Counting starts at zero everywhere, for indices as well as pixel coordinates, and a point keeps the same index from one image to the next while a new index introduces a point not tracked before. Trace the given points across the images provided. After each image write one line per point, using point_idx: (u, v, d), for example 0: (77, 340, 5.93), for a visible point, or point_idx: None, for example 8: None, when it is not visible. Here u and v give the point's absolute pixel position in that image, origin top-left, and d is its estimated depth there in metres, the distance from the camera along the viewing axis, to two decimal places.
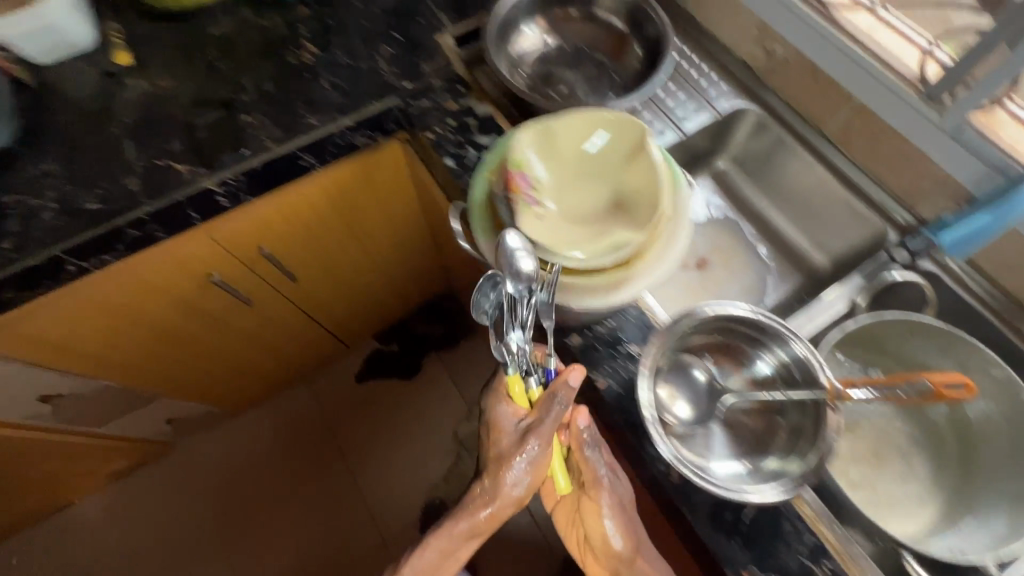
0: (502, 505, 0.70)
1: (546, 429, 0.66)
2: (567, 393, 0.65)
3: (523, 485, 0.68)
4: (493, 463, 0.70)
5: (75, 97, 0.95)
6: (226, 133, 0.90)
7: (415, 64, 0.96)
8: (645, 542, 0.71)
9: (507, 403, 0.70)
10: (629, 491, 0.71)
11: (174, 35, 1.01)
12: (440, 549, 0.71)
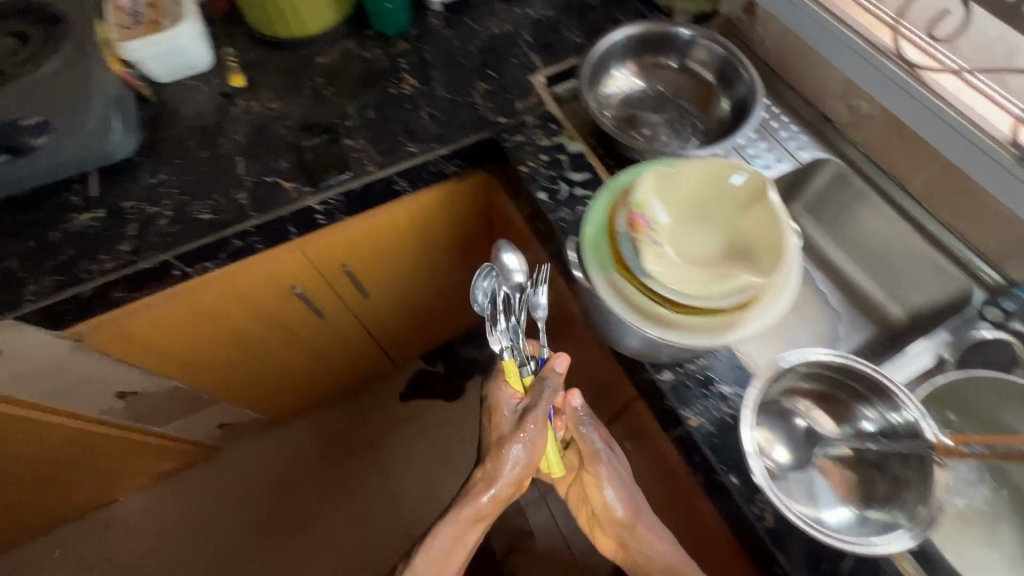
0: (504, 485, 0.80)
1: (539, 406, 0.78)
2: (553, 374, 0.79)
3: (519, 464, 0.79)
4: (493, 447, 0.81)
5: (192, 114, 1.02)
6: (331, 154, 0.95)
7: (510, 101, 1.01)
8: (645, 509, 0.82)
9: (504, 388, 0.83)
10: (621, 460, 0.85)
11: (283, 61, 1.08)
12: (449, 537, 0.78)
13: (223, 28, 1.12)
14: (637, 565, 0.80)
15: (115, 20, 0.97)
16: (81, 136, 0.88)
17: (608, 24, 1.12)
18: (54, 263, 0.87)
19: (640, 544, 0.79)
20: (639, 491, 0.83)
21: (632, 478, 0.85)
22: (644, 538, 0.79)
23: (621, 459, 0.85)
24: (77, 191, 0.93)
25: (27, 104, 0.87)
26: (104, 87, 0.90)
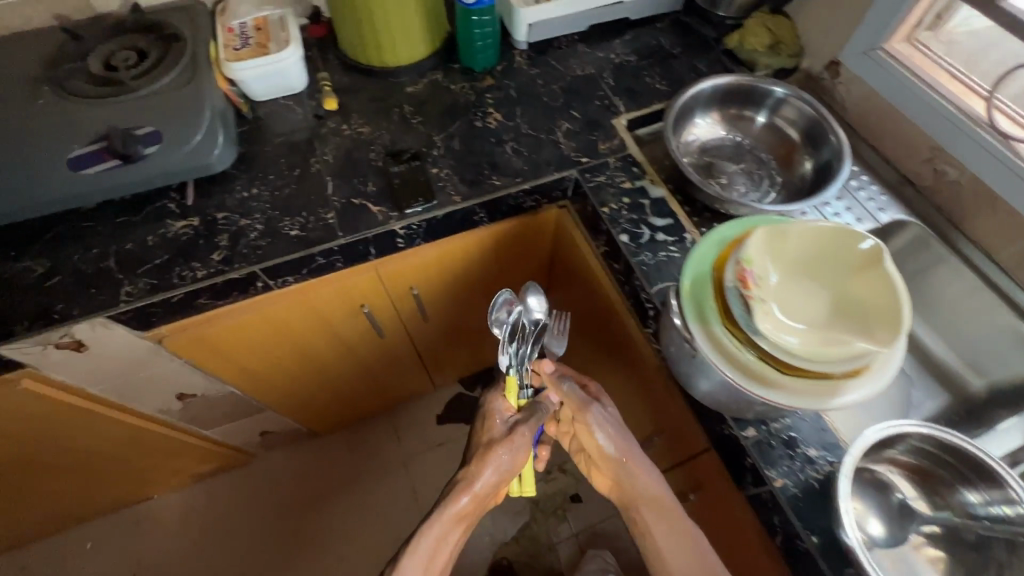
0: (483, 487, 0.84)
1: (530, 420, 0.89)
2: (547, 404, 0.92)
3: (495, 465, 0.85)
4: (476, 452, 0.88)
5: (286, 132, 1.06)
6: (417, 181, 0.98)
7: (592, 142, 1.03)
8: (634, 446, 0.88)
9: (500, 401, 0.92)
10: (604, 404, 0.92)
11: (374, 88, 1.12)
12: (434, 537, 0.79)
13: (318, 53, 1.17)
14: (630, 501, 0.84)
15: (224, 42, 1.03)
16: (187, 148, 0.92)
17: (690, 73, 1.14)
18: (148, 266, 0.89)
19: (629, 481, 0.84)
20: (624, 429, 0.88)
21: (618, 419, 0.90)
22: (632, 474, 0.84)
23: (606, 402, 0.92)
24: (173, 199, 0.96)
25: (142, 115, 0.92)
26: (213, 104, 0.95)
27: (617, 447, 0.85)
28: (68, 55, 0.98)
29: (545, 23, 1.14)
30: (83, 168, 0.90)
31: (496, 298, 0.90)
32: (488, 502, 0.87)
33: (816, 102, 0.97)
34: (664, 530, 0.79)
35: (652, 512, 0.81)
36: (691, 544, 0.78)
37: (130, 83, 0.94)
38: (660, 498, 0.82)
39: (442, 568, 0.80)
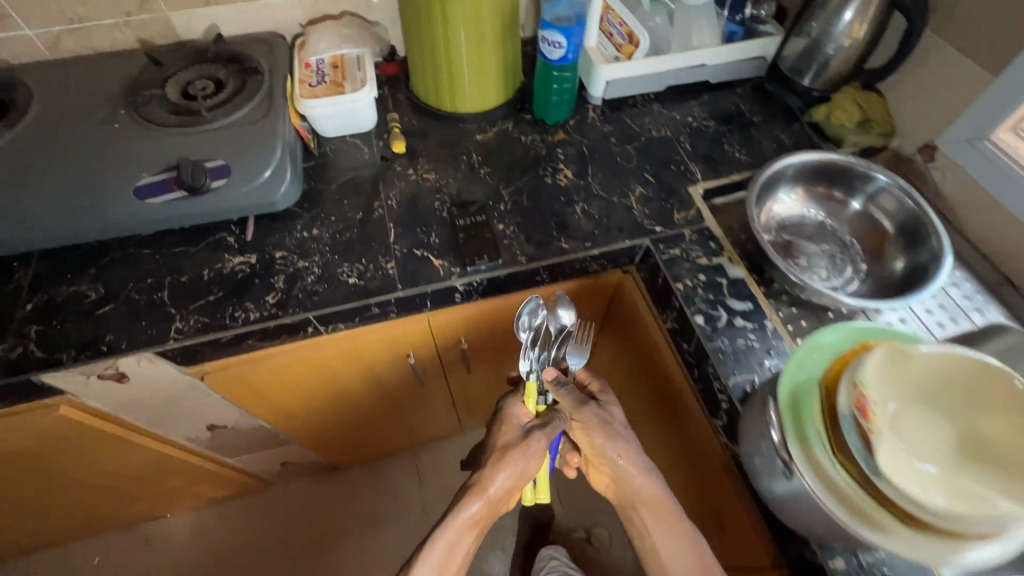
0: (496, 493, 0.83)
1: (551, 431, 0.86)
2: (564, 413, 0.89)
3: (508, 472, 0.83)
4: (490, 458, 0.86)
5: (351, 172, 1.04)
6: (482, 236, 0.94)
7: (666, 211, 0.98)
8: (638, 447, 0.86)
9: (518, 407, 0.92)
10: (607, 404, 0.90)
11: (442, 132, 1.10)
12: (447, 542, 0.79)
13: (390, 92, 1.16)
14: (626, 499, 0.84)
15: (300, 77, 1.02)
16: (254, 185, 0.91)
17: (772, 144, 1.09)
18: (202, 302, 0.86)
19: (626, 481, 0.83)
20: (626, 431, 0.87)
21: (621, 421, 0.88)
22: (631, 475, 0.83)
23: (608, 404, 0.90)
24: (233, 232, 0.94)
25: (213, 147, 0.91)
26: (284, 142, 0.94)
27: (616, 448, 0.84)
28: (147, 80, 0.98)
29: (623, 80, 1.10)
30: (149, 197, 0.88)
31: (526, 304, 0.91)
32: (501, 507, 0.86)
33: (922, 200, 0.90)
34: (666, 534, 0.78)
35: (650, 511, 0.80)
36: (691, 546, 0.77)
37: (205, 115, 0.92)
38: (663, 502, 0.81)
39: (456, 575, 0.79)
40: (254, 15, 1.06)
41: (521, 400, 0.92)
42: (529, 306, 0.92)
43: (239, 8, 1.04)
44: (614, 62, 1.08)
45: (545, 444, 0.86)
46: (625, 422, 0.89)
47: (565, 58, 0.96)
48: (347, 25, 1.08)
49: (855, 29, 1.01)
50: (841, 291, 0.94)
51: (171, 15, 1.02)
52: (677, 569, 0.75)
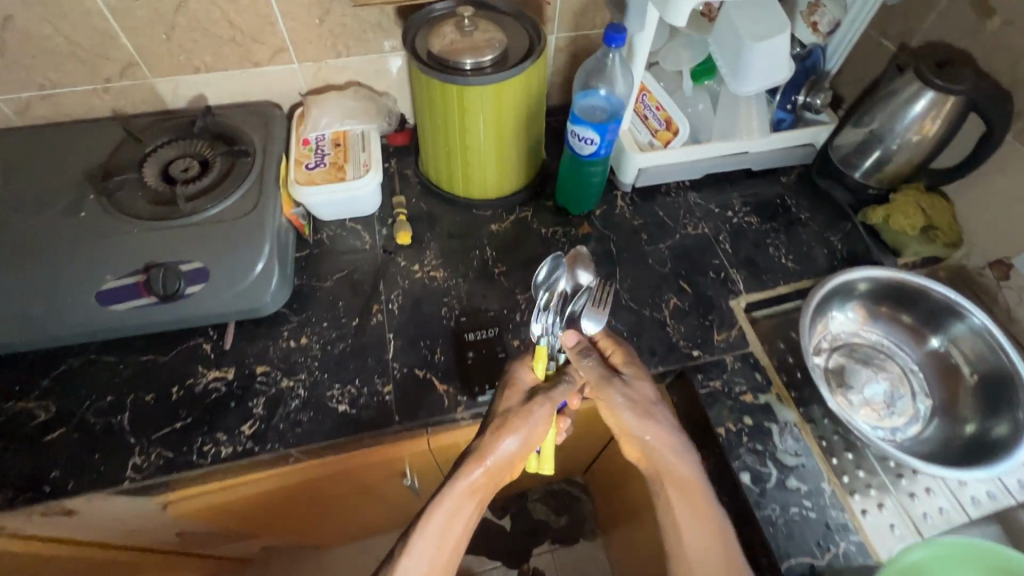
0: (501, 461, 0.66)
1: (559, 397, 0.70)
2: (573, 378, 0.72)
3: (518, 438, 0.67)
4: (490, 422, 0.69)
5: (350, 265, 0.92)
6: (494, 355, 0.82)
7: (704, 331, 0.86)
8: (671, 423, 0.69)
9: (523, 370, 0.73)
10: (631, 369, 0.72)
11: (454, 219, 0.98)
12: (441, 516, 0.63)
13: (397, 167, 1.04)
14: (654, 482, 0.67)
15: (296, 157, 0.91)
16: (236, 289, 0.79)
17: (822, 248, 0.97)
18: (167, 430, 0.75)
19: (655, 459, 0.67)
20: (654, 404, 0.69)
21: (652, 393, 0.70)
22: (663, 457, 0.66)
23: (633, 372, 0.72)
24: (209, 338, 0.82)
25: (191, 246, 0.79)
26: (273, 238, 0.82)
27: (646, 422, 0.67)
28: (123, 156, 0.86)
29: (657, 169, 0.98)
30: (113, 303, 0.77)
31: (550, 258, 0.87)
32: (504, 479, 0.69)
33: (1014, 355, 0.78)
34: (694, 527, 0.63)
35: (680, 498, 0.64)
36: (720, 541, 0.62)
37: (184, 207, 0.81)
38: (696, 489, 0.65)
39: (448, 565, 0.63)
40: (250, 83, 0.95)
41: (527, 362, 0.74)
42: (553, 263, 0.86)
43: (233, 75, 0.93)
44: (649, 150, 0.96)
45: (552, 408, 0.69)
46: (657, 393, 0.71)
47: (597, 154, 0.84)
48: (353, 96, 0.97)
49: (925, 126, 0.89)
50: (903, 438, 0.82)
51: (156, 81, 0.91)
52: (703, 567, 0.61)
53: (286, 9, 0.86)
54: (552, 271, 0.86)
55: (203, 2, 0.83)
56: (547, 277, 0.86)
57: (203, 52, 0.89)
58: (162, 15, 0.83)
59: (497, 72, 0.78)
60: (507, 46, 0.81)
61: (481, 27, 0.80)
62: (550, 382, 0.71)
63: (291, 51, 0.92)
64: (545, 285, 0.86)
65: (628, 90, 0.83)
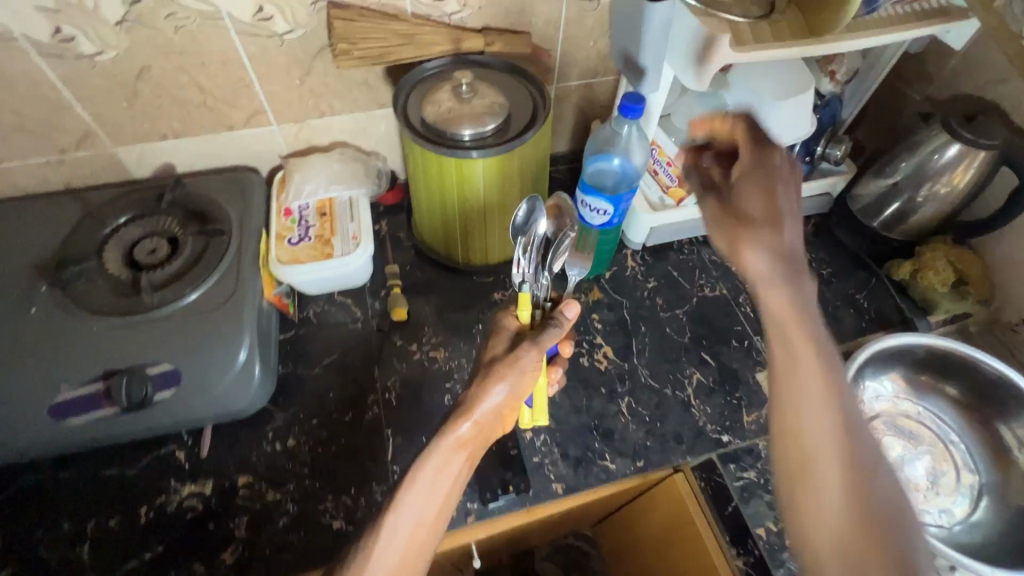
0: (487, 414, 0.61)
1: (548, 342, 0.65)
2: (561, 320, 0.67)
3: (505, 387, 0.62)
4: (479, 371, 0.65)
5: (341, 347, 0.83)
6: (505, 452, 0.74)
7: (732, 411, 0.79)
8: (780, 243, 0.55)
9: (507, 317, 0.68)
10: (737, 196, 0.59)
11: (453, 288, 0.90)
12: (430, 467, 0.58)
13: (389, 229, 0.96)
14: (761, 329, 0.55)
15: (277, 230, 0.83)
16: (212, 388, 0.70)
17: (849, 308, 0.93)
18: (136, 563, 0.66)
19: (768, 305, 0.54)
20: (759, 223, 0.55)
21: (760, 216, 0.56)
22: (774, 302, 0.53)
23: (747, 195, 0.58)
24: (183, 444, 0.73)
25: (157, 345, 0.70)
26: (253, 326, 0.73)
27: (750, 245, 0.55)
28: (80, 239, 0.77)
29: (670, 227, 0.92)
30: (68, 415, 0.67)
31: (528, 202, 0.68)
32: (495, 434, 0.64)
33: None
34: (798, 384, 0.51)
35: (785, 346, 0.52)
36: (831, 399, 0.50)
37: (148, 298, 0.72)
38: (797, 335, 0.52)
39: (441, 513, 0.58)
40: (225, 148, 0.87)
41: (512, 312, 0.69)
42: (531, 207, 0.69)
43: (205, 141, 0.85)
44: (661, 209, 0.90)
45: (540, 355, 0.64)
46: (774, 204, 0.56)
47: (610, 223, 0.77)
48: (339, 158, 0.89)
49: (955, 177, 0.83)
50: (957, 527, 0.75)
51: (119, 151, 0.82)
52: (805, 424, 0.50)
53: (262, 71, 0.78)
54: (536, 216, 0.69)
55: (168, 67, 0.74)
56: (528, 221, 0.69)
57: (170, 118, 0.80)
58: (122, 82, 0.74)
59: (500, 141, 0.71)
60: (510, 111, 0.74)
61: (481, 90, 0.73)
62: (536, 330, 0.66)
63: (269, 112, 0.84)
64: (524, 231, 0.70)
65: (646, 159, 0.75)
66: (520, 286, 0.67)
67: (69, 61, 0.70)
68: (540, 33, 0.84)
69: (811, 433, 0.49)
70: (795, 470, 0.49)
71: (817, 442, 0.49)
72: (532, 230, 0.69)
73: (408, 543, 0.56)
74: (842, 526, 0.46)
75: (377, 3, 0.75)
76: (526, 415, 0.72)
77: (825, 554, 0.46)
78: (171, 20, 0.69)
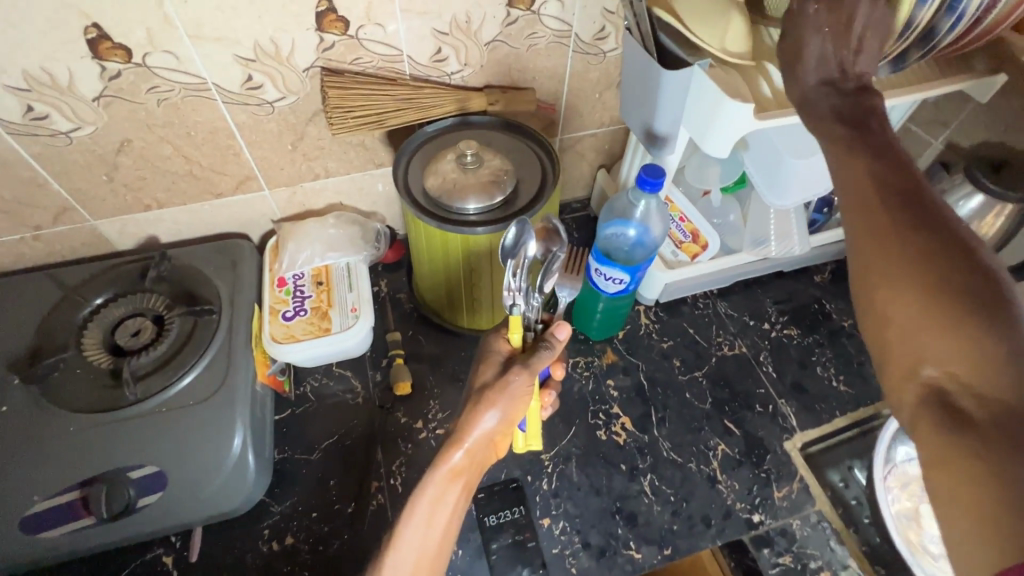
0: (481, 442, 0.57)
1: (542, 365, 0.60)
2: (553, 343, 0.61)
3: (498, 412, 0.58)
4: (470, 397, 0.60)
5: (341, 426, 0.78)
6: (522, 544, 0.69)
7: (761, 486, 0.75)
8: (837, 61, 0.46)
9: (498, 341, 0.63)
10: (791, 38, 0.47)
11: (459, 357, 0.85)
12: (428, 500, 0.56)
13: (388, 290, 0.91)
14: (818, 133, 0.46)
15: (271, 303, 0.78)
16: (201, 484, 0.64)
17: None
18: None
19: (812, 104, 0.46)
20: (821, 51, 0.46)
21: (814, 47, 0.46)
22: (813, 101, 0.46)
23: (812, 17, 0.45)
24: (171, 549, 0.67)
25: (141, 441, 0.64)
26: (246, 412, 0.68)
27: (800, 85, 0.47)
28: (56, 324, 0.71)
29: (685, 283, 0.89)
30: (42, 528, 0.61)
31: (517, 226, 0.60)
32: (487, 456, 0.61)
33: None
34: (845, 159, 0.43)
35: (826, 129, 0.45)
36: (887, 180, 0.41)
37: (130, 392, 0.66)
38: (840, 119, 0.45)
39: (441, 540, 0.57)
40: (212, 214, 0.82)
41: (503, 334, 0.63)
42: (520, 228, 0.60)
43: (192, 209, 0.80)
44: (677, 265, 0.86)
45: (531, 378, 0.59)
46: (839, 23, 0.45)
47: (624, 291, 0.73)
48: (334, 223, 0.84)
49: (983, 225, 0.78)
50: None
51: (100, 224, 0.77)
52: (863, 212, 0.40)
53: (252, 138, 0.73)
54: (526, 239, 0.60)
55: (151, 139, 0.69)
56: (517, 243, 0.61)
57: (154, 189, 0.75)
58: (101, 157, 0.69)
59: (506, 215, 0.67)
60: (518, 180, 0.71)
61: (486, 158, 0.69)
62: (528, 352, 0.61)
63: (260, 178, 0.79)
64: (513, 254, 0.61)
65: (665, 232, 0.72)
66: (510, 309, 0.61)
67: (44, 139, 0.65)
68: (545, 87, 0.80)
69: (871, 196, 0.40)
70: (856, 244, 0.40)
71: (877, 203, 0.40)
72: (521, 252, 0.60)
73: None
74: (917, 284, 0.37)
75: (373, 67, 0.70)
76: (520, 439, 0.70)
77: (902, 321, 0.37)
78: (153, 93, 0.65)
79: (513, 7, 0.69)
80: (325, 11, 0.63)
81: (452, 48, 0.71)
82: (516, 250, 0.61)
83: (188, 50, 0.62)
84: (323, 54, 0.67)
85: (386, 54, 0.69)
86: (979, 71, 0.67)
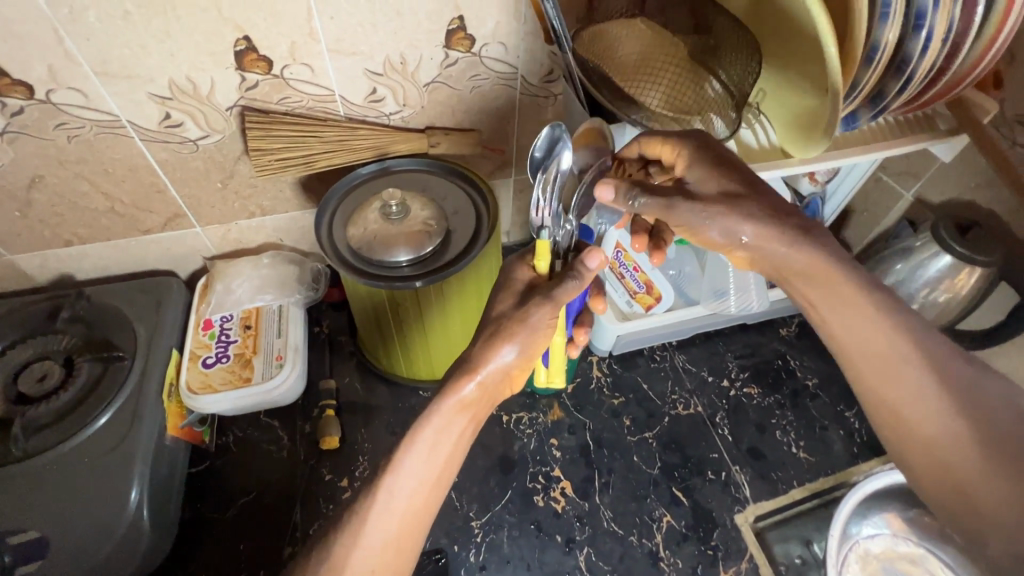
0: (495, 376, 0.46)
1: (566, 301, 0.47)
2: (582, 272, 0.48)
3: (516, 347, 0.46)
4: (481, 328, 0.48)
5: (259, 484, 0.73)
6: None
7: (706, 565, 0.70)
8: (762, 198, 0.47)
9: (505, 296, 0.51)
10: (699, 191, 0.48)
11: (395, 408, 0.80)
12: (429, 437, 0.45)
13: (328, 331, 0.86)
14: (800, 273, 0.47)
15: (192, 348, 0.73)
16: (86, 552, 0.59)
17: (838, 429, 0.81)
18: None
19: (768, 259, 0.47)
20: (730, 202, 0.46)
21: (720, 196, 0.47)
22: (773, 251, 0.47)
23: (699, 181, 0.48)
24: None
25: (27, 503, 0.60)
26: (144, 471, 0.64)
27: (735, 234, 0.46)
28: None
29: (638, 334, 0.83)
30: None
31: (552, 129, 0.51)
32: (500, 396, 0.49)
33: None
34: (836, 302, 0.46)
35: (824, 295, 0.46)
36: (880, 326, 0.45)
37: (16, 448, 0.62)
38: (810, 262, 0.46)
39: (430, 494, 0.45)
40: (140, 251, 0.78)
41: (525, 260, 0.51)
42: (553, 136, 0.52)
43: (117, 244, 0.75)
44: (631, 316, 0.81)
45: (556, 312, 0.47)
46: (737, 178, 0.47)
47: None
48: (269, 262, 0.81)
49: (957, 282, 0.73)
50: None
51: (17, 259, 0.73)
52: (871, 362, 0.45)
53: (176, 176, 0.69)
54: (560, 150, 0.52)
55: (64, 175, 0.66)
56: (548, 155, 0.53)
57: (74, 225, 0.71)
58: (12, 193, 0.66)
59: (441, 265, 0.63)
60: (450, 225, 0.67)
61: (414, 207, 0.65)
62: (552, 280, 0.48)
63: (190, 215, 0.75)
64: (544, 166, 0.52)
65: None
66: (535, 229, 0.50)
67: None
68: (494, 127, 0.76)
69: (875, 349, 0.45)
70: (887, 419, 0.44)
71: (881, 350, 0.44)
72: (556, 161, 0.52)
73: (395, 541, 0.43)
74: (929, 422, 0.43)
75: (303, 107, 0.67)
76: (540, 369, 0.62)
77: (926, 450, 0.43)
78: (61, 130, 0.61)
79: (451, 49, 0.65)
80: (245, 50, 0.59)
81: (388, 89, 0.67)
82: (549, 159, 0.52)
83: (99, 87, 0.59)
84: (246, 93, 0.63)
85: (316, 94, 0.66)
86: (940, 131, 0.63)
